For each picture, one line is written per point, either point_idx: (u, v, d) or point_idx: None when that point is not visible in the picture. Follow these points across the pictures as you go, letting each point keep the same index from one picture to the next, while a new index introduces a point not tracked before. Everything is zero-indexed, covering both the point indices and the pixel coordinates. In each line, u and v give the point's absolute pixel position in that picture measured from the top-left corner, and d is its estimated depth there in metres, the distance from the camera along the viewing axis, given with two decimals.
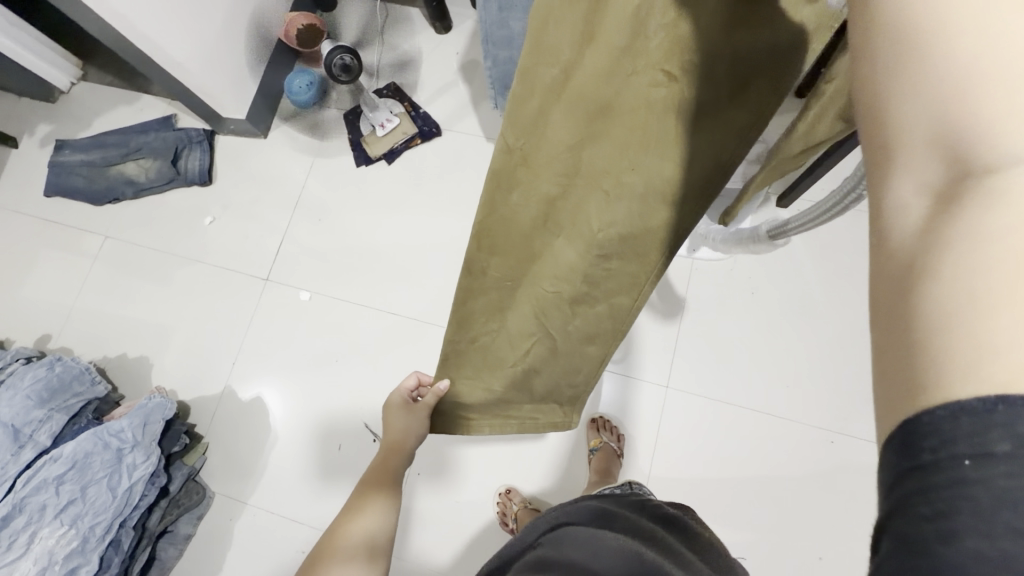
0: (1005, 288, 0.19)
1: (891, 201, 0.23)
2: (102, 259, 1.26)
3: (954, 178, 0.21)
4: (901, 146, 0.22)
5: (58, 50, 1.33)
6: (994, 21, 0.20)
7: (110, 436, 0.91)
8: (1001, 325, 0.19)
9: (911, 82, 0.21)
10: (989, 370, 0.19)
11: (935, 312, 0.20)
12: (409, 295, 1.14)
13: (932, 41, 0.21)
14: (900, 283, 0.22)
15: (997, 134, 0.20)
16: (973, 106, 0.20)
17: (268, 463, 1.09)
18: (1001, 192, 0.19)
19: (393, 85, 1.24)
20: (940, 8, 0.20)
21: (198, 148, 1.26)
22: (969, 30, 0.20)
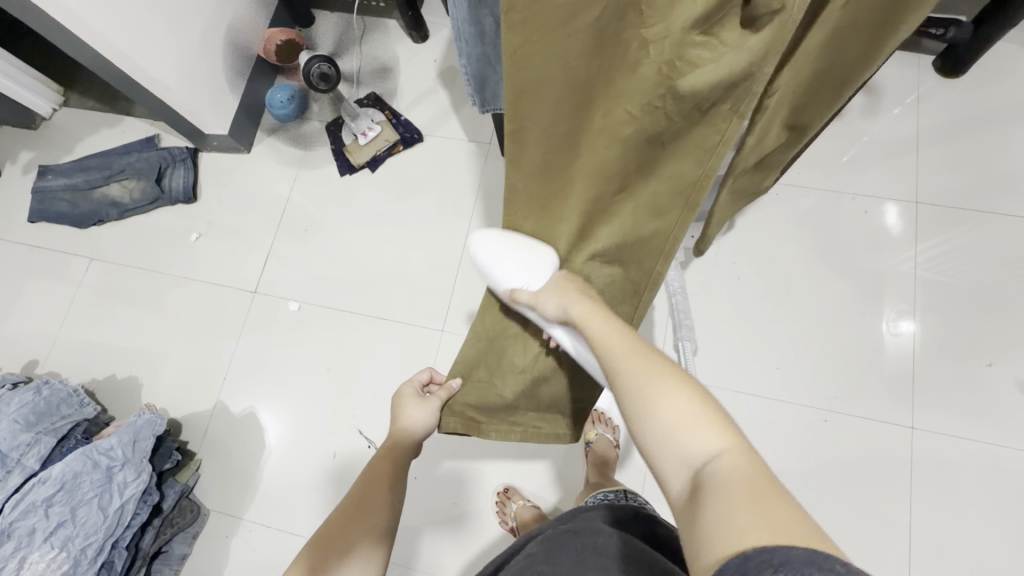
0: (727, 503, 0.35)
1: (672, 490, 0.40)
2: (88, 282, 1.25)
3: (692, 471, 0.39)
4: (662, 462, 0.41)
5: (38, 78, 1.33)
6: (670, 400, 0.43)
7: (100, 455, 0.89)
8: (733, 521, 0.33)
9: (653, 428, 0.43)
10: (735, 542, 0.32)
11: (707, 541, 0.34)
12: (398, 301, 1.14)
13: (652, 410, 0.44)
14: (688, 526, 0.37)
15: (691, 442, 0.40)
16: (679, 432, 0.41)
17: (263, 476, 1.07)
18: (710, 470, 0.38)
19: (373, 95, 1.25)
20: (648, 399, 0.45)
21: (181, 166, 1.26)
22: (661, 404, 0.43)
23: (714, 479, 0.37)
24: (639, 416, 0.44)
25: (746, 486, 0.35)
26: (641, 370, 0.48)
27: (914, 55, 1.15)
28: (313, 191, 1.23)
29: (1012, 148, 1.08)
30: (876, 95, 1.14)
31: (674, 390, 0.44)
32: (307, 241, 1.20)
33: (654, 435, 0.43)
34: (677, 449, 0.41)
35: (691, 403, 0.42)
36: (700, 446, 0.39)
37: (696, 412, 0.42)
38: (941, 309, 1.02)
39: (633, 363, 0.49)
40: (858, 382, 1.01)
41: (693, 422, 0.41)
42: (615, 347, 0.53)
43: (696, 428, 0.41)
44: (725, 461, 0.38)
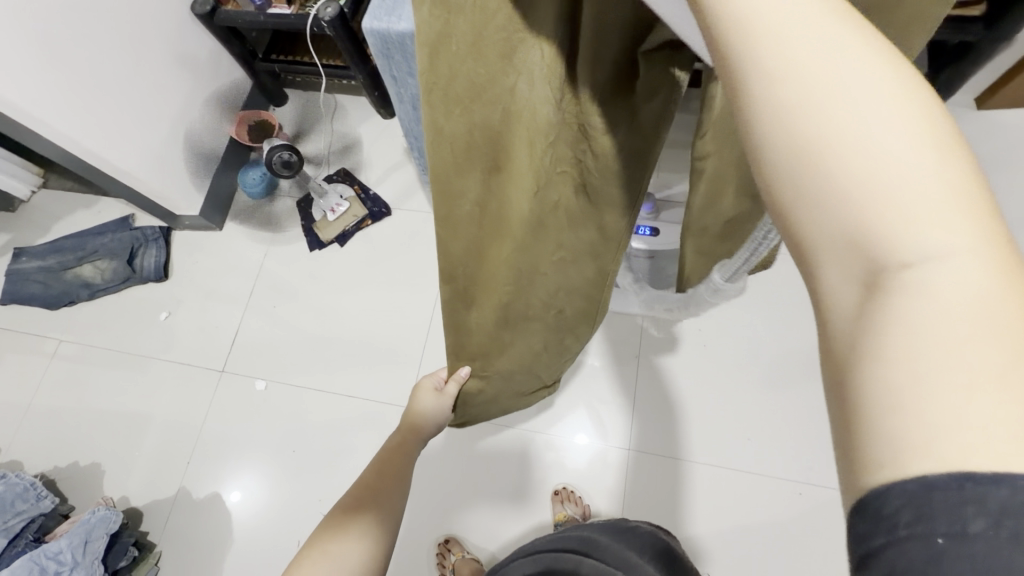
0: (955, 370, 0.17)
1: (823, 286, 0.20)
2: (55, 364, 1.24)
3: (878, 268, 0.19)
4: (806, 227, 0.20)
5: (18, 162, 1.36)
6: (861, 123, 0.19)
7: (47, 560, 0.86)
8: (958, 408, 0.17)
9: (807, 160, 0.19)
10: (952, 443, 0.17)
11: (886, 400, 0.18)
12: (368, 375, 1.13)
13: (810, 125, 0.19)
14: (843, 356, 0.20)
15: (908, 242, 0.18)
16: (871, 192, 0.18)
17: (223, 569, 1.03)
18: (919, 293, 0.18)
19: (342, 170, 1.28)
20: (810, 97, 0.19)
21: (153, 245, 1.28)
22: (836, 129, 0.19)
23: (941, 319, 0.18)
24: (772, 156, 0.20)
25: (982, 330, 0.17)
26: (804, 36, 0.20)
27: None
28: (283, 267, 1.24)
29: None
30: None
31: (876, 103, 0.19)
32: (275, 316, 1.20)
33: (823, 223, 0.19)
34: (859, 220, 0.19)
35: (905, 151, 0.18)
36: (917, 236, 0.18)
37: (934, 181, 0.18)
38: None
39: (797, 34, 0.20)
40: (827, 450, 1.00)
41: (911, 183, 0.18)
42: None
43: (916, 208, 0.18)
44: (968, 287, 0.18)
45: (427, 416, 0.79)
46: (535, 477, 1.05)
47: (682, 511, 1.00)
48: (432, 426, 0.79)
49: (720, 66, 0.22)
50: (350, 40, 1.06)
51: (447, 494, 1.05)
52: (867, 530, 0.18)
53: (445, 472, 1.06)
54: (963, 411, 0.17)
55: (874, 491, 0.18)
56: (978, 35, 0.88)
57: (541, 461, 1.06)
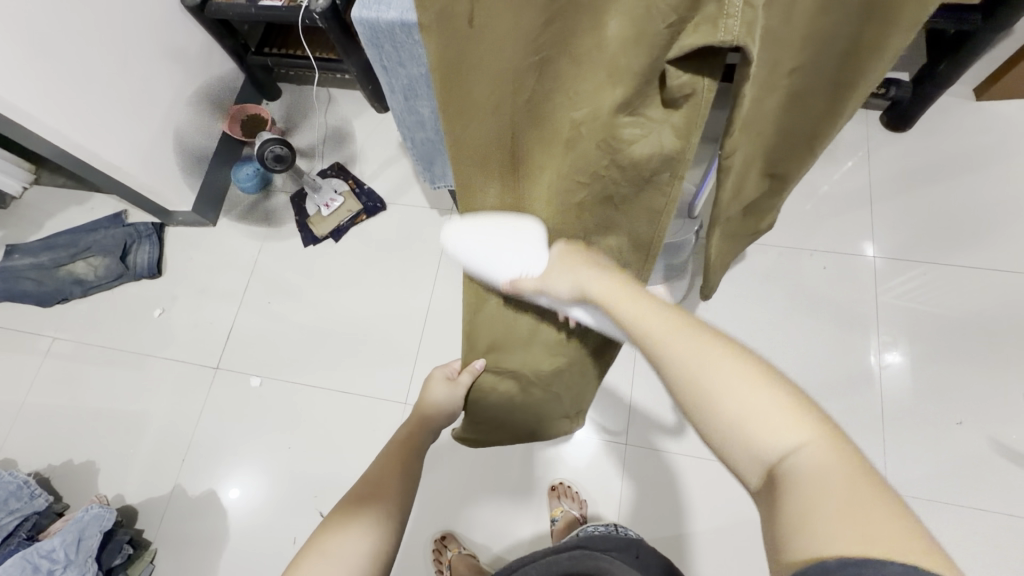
0: (814, 500, 0.29)
1: (748, 479, 0.34)
2: (49, 362, 1.23)
3: (766, 461, 0.33)
4: (726, 443, 0.35)
5: (9, 158, 1.35)
6: (734, 381, 0.35)
7: (41, 558, 0.86)
8: (822, 521, 0.29)
9: (712, 402, 0.36)
10: (826, 544, 0.28)
11: (787, 529, 0.30)
12: (363, 371, 1.13)
13: (709, 384, 0.36)
14: (766, 517, 0.32)
15: (770, 436, 0.33)
16: (745, 416, 0.34)
17: (219, 566, 1.03)
18: (786, 468, 0.32)
19: (337, 165, 1.27)
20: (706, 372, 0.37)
21: (147, 242, 1.27)
22: (722, 385, 0.36)
23: (801, 477, 0.31)
24: (695, 399, 0.37)
25: (831, 481, 0.30)
26: (691, 339, 0.39)
27: (862, 111, 1.18)
28: (278, 263, 1.23)
29: (965, 200, 1.10)
30: (828, 151, 1.16)
31: (740, 366, 0.36)
32: (270, 312, 1.19)
33: (730, 440, 0.35)
34: (744, 431, 0.34)
35: (759, 386, 0.35)
36: (776, 435, 0.33)
37: (771, 397, 0.34)
38: (910, 365, 1.01)
39: (676, 335, 0.40)
40: None
41: (766, 409, 0.34)
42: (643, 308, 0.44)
43: (771, 417, 0.33)
44: (813, 455, 0.32)
45: (441, 407, 0.80)
46: (532, 473, 1.04)
47: (680, 505, 0.99)
48: (443, 418, 0.81)
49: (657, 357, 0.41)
50: (343, 32, 1.05)
51: (445, 490, 1.05)
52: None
53: (442, 470, 1.06)
54: (827, 529, 0.28)
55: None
56: (977, 24, 0.87)
57: (538, 457, 1.05)
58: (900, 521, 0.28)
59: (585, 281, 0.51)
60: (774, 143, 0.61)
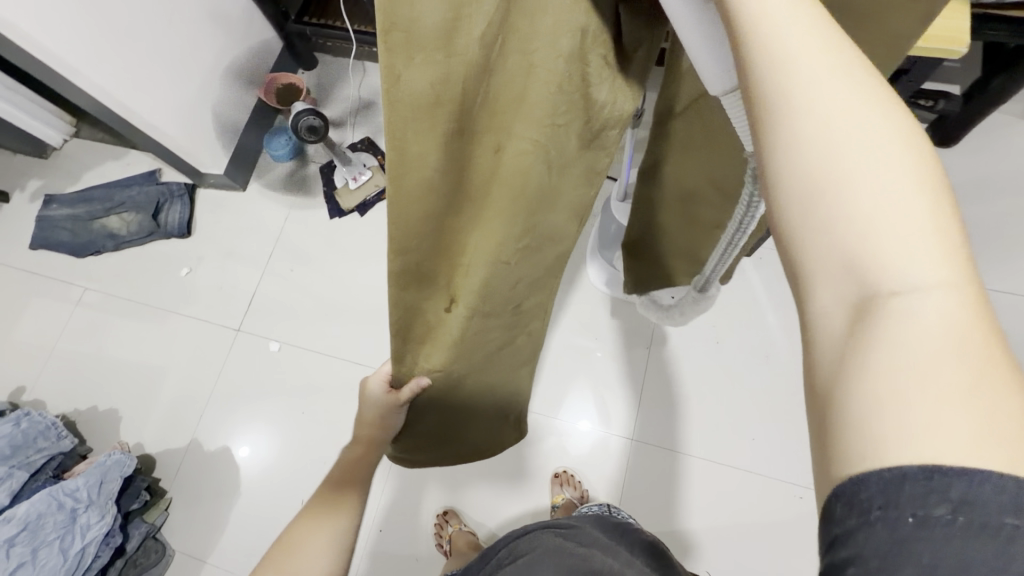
0: (933, 385, 0.19)
1: (814, 310, 0.22)
2: (80, 311, 1.28)
3: (868, 294, 0.20)
4: (809, 261, 0.22)
5: (52, 110, 1.38)
6: (868, 176, 0.21)
7: (65, 496, 0.90)
8: (935, 423, 0.18)
9: (825, 197, 0.21)
10: (899, 446, 0.19)
11: (870, 410, 0.19)
12: (379, 346, 1.15)
13: (830, 178, 0.21)
14: (826, 375, 0.21)
15: (893, 262, 0.20)
16: (867, 232, 0.20)
17: (230, 519, 1.07)
18: (901, 320, 0.20)
19: (367, 139, 1.28)
20: (820, 160, 0.21)
21: (178, 202, 1.30)
22: (840, 177, 0.21)
23: (920, 343, 0.19)
24: (791, 183, 0.22)
25: (965, 360, 0.19)
26: (830, 89, 0.22)
27: None
28: (303, 233, 1.25)
29: (1004, 223, 1.06)
30: None
31: (880, 142, 0.21)
32: (293, 280, 1.22)
33: (822, 252, 0.21)
34: (858, 256, 0.21)
35: (903, 182, 0.21)
36: (908, 266, 0.20)
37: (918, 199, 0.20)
38: None
39: (805, 67, 0.22)
40: None
41: (899, 220, 0.20)
42: (758, 35, 0.23)
43: (907, 241, 0.20)
44: (947, 311, 0.20)
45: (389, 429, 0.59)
46: (536, 460, 1.06)
47: (681, 504, 1.00)
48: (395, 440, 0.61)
49: (757, 98, 0.23)
50: None
51: (450, 468, 1.07)
52: (843, 521, 0.20)
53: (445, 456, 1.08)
54: (936, 418, 0.18)
55: (847, 475, 0.20)
56: None
57: (544, 443, 1.07)
58: None
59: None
60: None
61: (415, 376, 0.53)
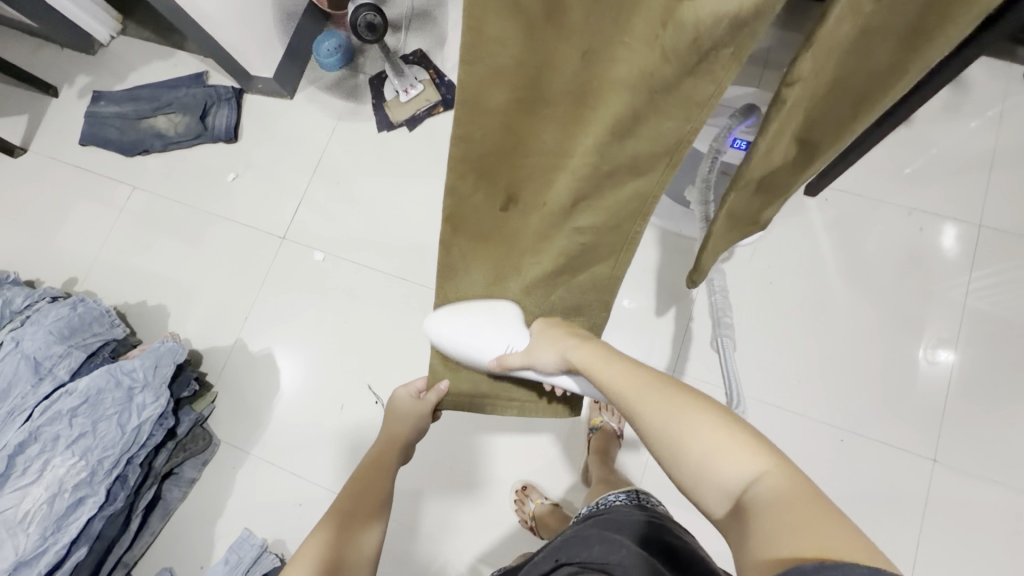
0: (781, 520, 0.35)
1: (722, 518, 0.41)
2: (128, 210, 1.29)
3: (735, 499, 0.39)
4: (705, 496, 0.42)
5: (100, 3, 1.35)
6: (703, 440, 0.43)
7: (122, 375, 0.94)
8: (794, 539, 0.34)
9: (689, 461, 0.43)
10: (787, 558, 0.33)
11: (760, 552, 0.35)
12: (423, 263, 1.14)
13: (687, 448, 0.43)
14: (741, 554, 0.37)
15: (732, 474, 0.40)
16: (713, 463, 0.41)
17: (272, 415, 1.10)
18: (754, 502, 0.38)
19: (419, 51, 1.23)
20: (683, 438, 0.44)
21: (226, 106, 1.28)
22: (692, 444, 0.43)
23: (767, 507, 0.37)
24: (675, 454, 0.44)
25: (795, 504, 0.36)
26: (669, 407, 0.47)
27: (1004, 63, 1.05)
28: (350, 145, 1.23)
29: None
30: (953, 104, 1.05)
31: (706, 418, 0.44)
32: (339, 191, 1.21)
33: (706, 486, 0.42)
34: (716, 481, 0.41)
35: (723, 429, 0.43)
36: (741, 469, 0.40)
37: (717, 432, 0.42)
38: (980, 345, 0.96)
39: (657, 397, 0.48)
40: (883, 406, 0.96)
41: (724, 454, 0.41)
42: (629, 391, 0.52)
43: (731, 456, 0.41)
44: (770, 484, 0.38)
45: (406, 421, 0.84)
46: None
47: None
48: (415, 432, 0.85)
49: (642, 429, 0.48)
50: None
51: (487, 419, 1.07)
52: None
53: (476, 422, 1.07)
54: (793, 541, 0.34)
55: None
56: None
57: None
58: (849, 531, 0.34)
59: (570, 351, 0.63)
60: (835, 82, 0.48)
61: (439, 383, 0.81)
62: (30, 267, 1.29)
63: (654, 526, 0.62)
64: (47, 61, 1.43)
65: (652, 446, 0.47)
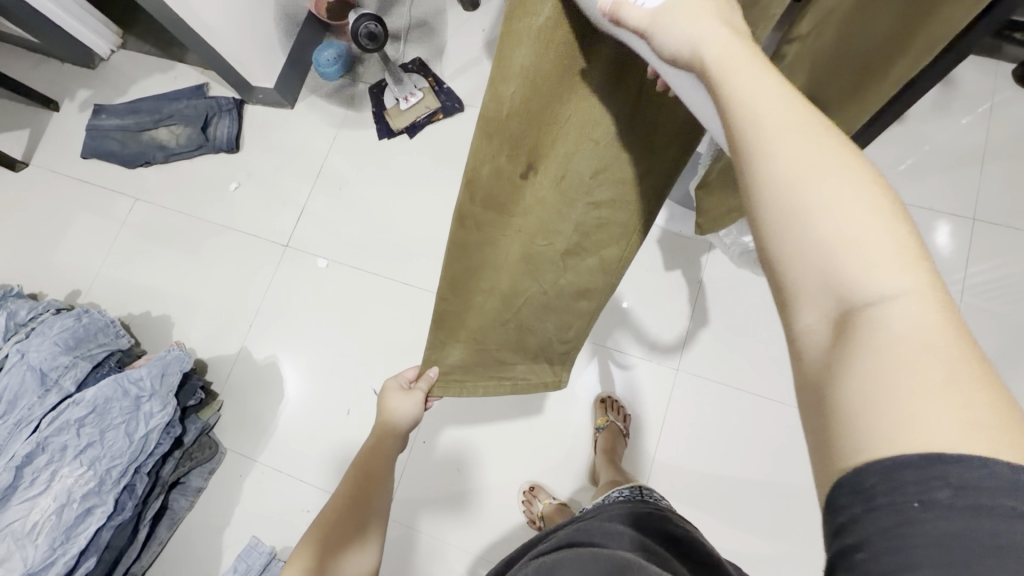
0: (920, 380, 0.21)
1: (801, 328, 0.25)
2: (130, 221, 1.30)
3: (845, 310, 0.24)
4: (793, 293, 0.25)
5: (100, 18, 1.37)
6: (836, 207, 0.24)
7: (130, 384, 0.94)
8: (927, 415, 0.21)
9: (794, 230, 0.25)
10: (900, 439, 0.21)
11: (858, 410, 0.22)
12: (426, 267, 1.15)
13: (804, 210, 0.25)
14: (814, 389, 0.24)
15: (864, 275, 0.23)
16: (841, 259, 0.24)
17: (277, 422, 1.10)
18: (877, 330, 0.23)
19: (418, 60, 1.24)
20: (803, 196, 0.25)
21: (226, 116, 1.29)
22: (817, 207, 0.25)
23: (894, 346, 0.22)
24: (779, 214, 0.26)
25: (941, 356, 0.22)
26: (793, 136, 0.26)
27: (992, 62, 1.08)
28: (351, 153, 1.24)
29: None
30: (943, 102, 1.07)
31: (849, 180, 0.25)
32: (341, 199, 1.22)
33: (807, 277, 0.25)
34: (835, 277, 0.24)
35: (872, 208, 0.24)
36: (877, 277, 0.23)
37: (888, 222, 0.24)
38: (978, 336, 0.97)
39: (776, 123, 0.27)
40: None
41: (866, 249, 0.23)
42: (732, 95, 0.29)
43: (873, 257, 0.23)
44: (917, 314, 0.22)
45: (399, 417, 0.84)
46: (578, 386, 1.07)
47: (720, 435, 1.01)
48: (407, 424, 0.85)
49: (736, 154, 0.28)
50: None
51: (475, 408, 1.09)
52: (847, 509, 0.22)
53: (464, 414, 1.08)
54: (928, 409, 0.21)
55: (849, 469, 0.22)
56: None
57: (582, 374, 1.07)
58: (1007, 414, 0.21)
59: (705, 36, 0.32)
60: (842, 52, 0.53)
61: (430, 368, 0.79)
62: (32, 280, 1.29)
63: (658, 516, 0.63)
64: (48, 77, 1.44)
65: (741, 180, 0.28)
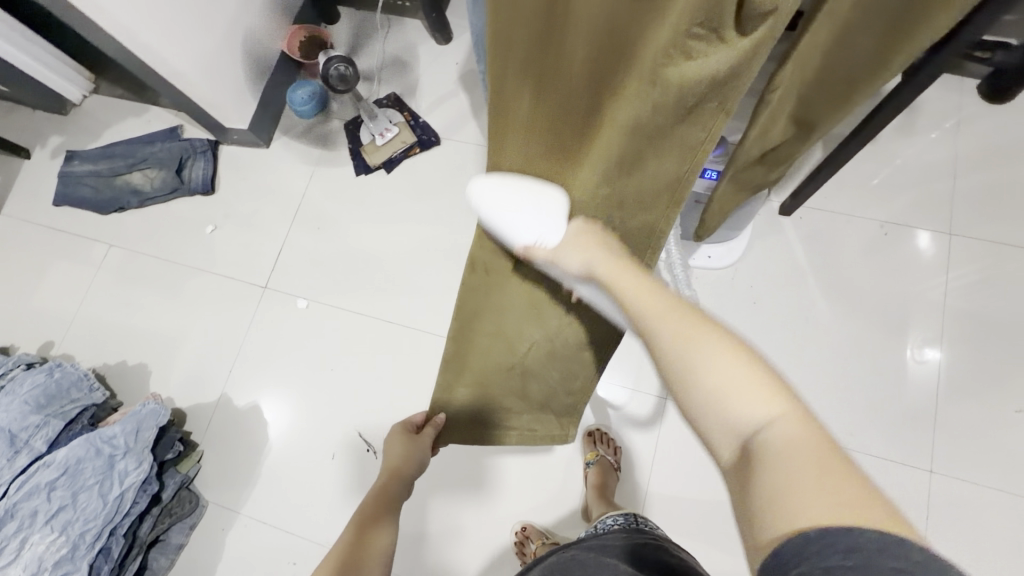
0: (795, 478, 0.32)
1: (716, 452, 0.38)
2: (105, 268, 1.27)
3: (741, 440, 0.37)
4: (708, 430, 0.39)
5: (70, 64, 1.35)
6: (719, 374, 0.39)
7: (103, 443, 0.92)
8: (805, 498, 0.31)
9: (698, 390, 0.40)
10: (796, 520, 0.31)
11: (765, 509, 0.32)
12: (409, 304, 1.14)
13: (699, 377, 0.40)
14: (738, 498, 0.35)
15: (742, 416, 0.37)
16: (727, 405, 0.38)
17: (260, 470, 1.07)
18: (760, 449, 0.35)
19: (393, 95, 1.25)
20: (696, 369, 0.40)
21: (201, 158, 1.28)
22: (705, 376, 0.40)
23: (776, 456, 0.34)
24: (684, 377, 0.41)
25: (808, 457, 0.33)
26: (686, 334, 0.43)
27: (957, 77, 1.10)
28: (329, 191, 1.23)
29: None
30: (912, 118, 1.09)
31: (722, 353, 0.40)
32: (320, 237, 1.20)
33: (709, 419, 0.39)
34: (726, 418, 0.38)
35: (739, 366, 0.39)
36: (751, 412, 0.37)
37: (747, 374, 0.38)
38: (964, 348, 0.97)
39: (674, 324, 0.45)
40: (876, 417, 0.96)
41: (740, 397, 0.38)
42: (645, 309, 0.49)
43: (746, 398, 0.37)
44: (783, 432, 0.35)
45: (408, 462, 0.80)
46: None
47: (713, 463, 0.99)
48: (415, 469, 0.80)
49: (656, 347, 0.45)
50: None
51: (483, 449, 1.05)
52: None
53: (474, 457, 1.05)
54: (808, 500, 0.31)
55: (771, 552, 0.31)
56: None
57: None
58: (869, 497, 0.31)
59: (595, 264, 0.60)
60: (828, 70, 0.54)
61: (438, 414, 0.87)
62: (4, 333, 1.25)
63: (651, 547, 0.61)
64: (20, 124, 1.42)
65: (660, 360, 0.44)
